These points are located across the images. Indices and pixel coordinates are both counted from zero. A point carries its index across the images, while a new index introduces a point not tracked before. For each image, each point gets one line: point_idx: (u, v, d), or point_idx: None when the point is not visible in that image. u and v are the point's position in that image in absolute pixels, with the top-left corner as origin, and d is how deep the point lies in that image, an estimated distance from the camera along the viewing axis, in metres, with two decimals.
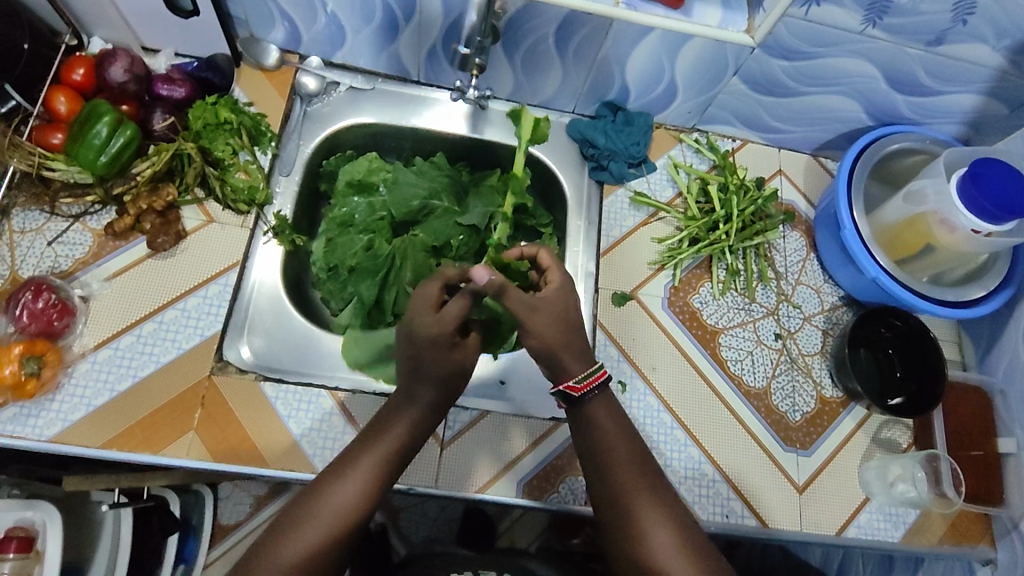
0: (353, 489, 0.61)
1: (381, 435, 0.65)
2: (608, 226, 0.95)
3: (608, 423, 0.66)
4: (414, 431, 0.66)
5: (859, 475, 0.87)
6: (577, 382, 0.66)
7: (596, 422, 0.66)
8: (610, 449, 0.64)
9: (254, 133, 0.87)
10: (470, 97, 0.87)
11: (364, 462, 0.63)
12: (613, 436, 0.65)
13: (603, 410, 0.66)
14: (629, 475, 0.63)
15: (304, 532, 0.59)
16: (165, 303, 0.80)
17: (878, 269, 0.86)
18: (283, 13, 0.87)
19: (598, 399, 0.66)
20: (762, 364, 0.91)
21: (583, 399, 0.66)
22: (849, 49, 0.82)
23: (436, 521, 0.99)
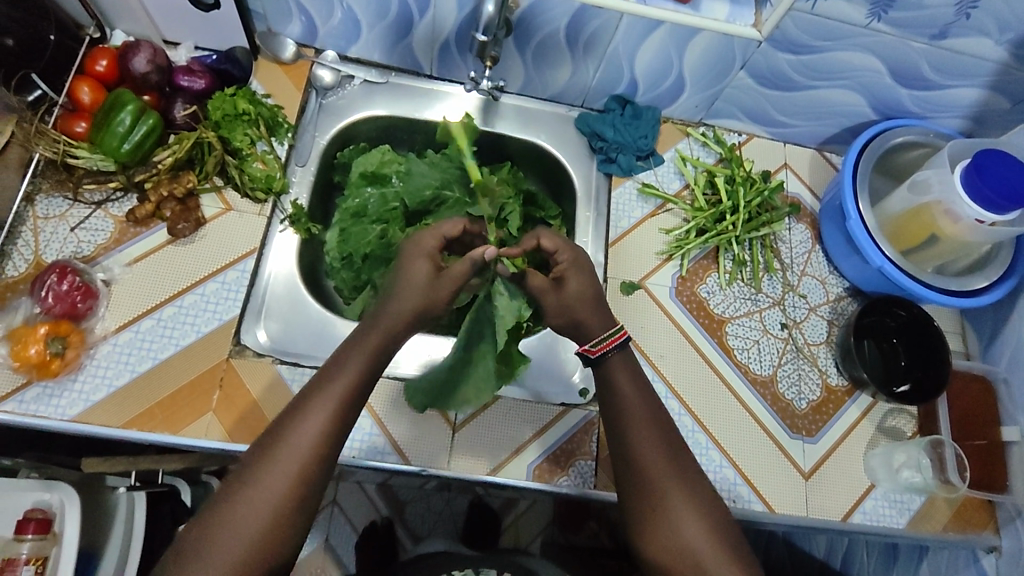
0: (315, 430, 0.61)
1: (335, 375, 0.64)
2: (617, 217, 0.97)
3: (630, 392, 0.68)
4: (366, 368, 0.66)
5: (864, 463, 0.88)
6: (593, 346, 0.70)
7: (618, 387, 0.69)
8: (629, 417, 0.67)
9: (272, 123, 0.89)
10: (483, 88, 0.89)
11: (322, 402, 0.62)
12: (629, 401, 0.68)
13: (624, 377, 0.69)
14: (648, 444, 0.65)
15: (270, 479, 0.59)
16: (184, 287, 0.82)
17: (884, 258, 0.87)
18: (300, 8, 0.89)
19: (615, 362, 0.70)
20: (768, 353, 0.92)
21: (604, 361, 0.70)
22: (855, 43, 0.84)
23: (440, 516, 1.03)
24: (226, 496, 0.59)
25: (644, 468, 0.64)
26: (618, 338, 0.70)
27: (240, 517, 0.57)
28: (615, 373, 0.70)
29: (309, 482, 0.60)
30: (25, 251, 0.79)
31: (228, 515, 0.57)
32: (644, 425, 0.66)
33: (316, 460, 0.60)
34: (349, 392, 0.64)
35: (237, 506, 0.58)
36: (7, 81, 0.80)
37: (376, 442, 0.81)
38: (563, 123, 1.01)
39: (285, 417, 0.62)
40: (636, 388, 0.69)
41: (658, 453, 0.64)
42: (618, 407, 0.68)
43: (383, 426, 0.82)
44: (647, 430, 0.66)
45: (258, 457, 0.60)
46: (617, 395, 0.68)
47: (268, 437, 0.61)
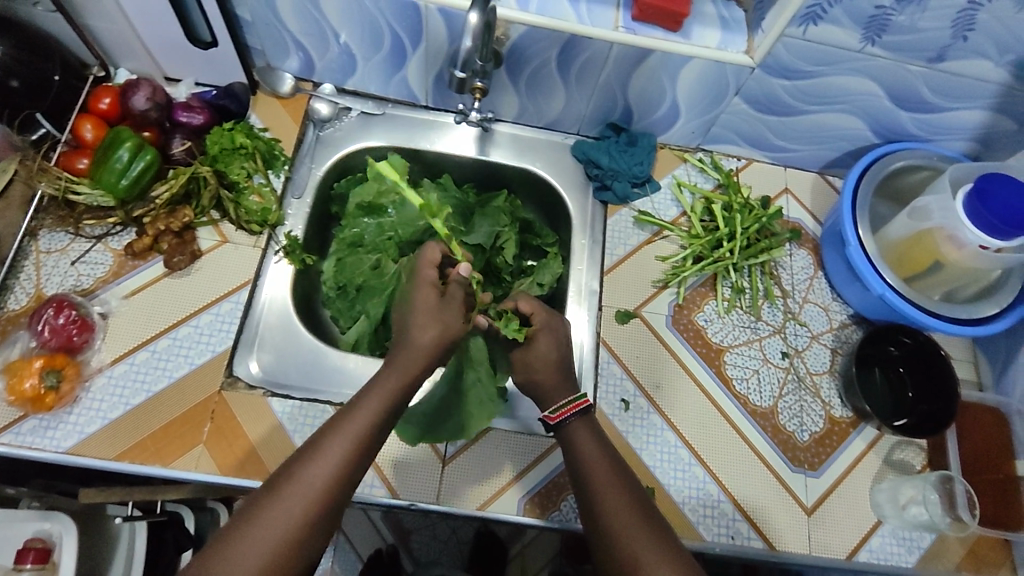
0: (326, 474, 0.61)
1: (351, 419, 0.65)
2: (612, 245, 0.96)
3: (592, 453, 0.72)
4: (383, 414, 0.66)
5: (870, 498, 0.85)
6: (553, 413, 0.76)
7: (579, 448, 0.73)
8: (590, 470, 0.70)
9: (268, 157, 0.91)
10: (472, 119, 0.92)
11: (336, 445, 0.62)
12: (591, 448, 0.72)
13: (583, 429, 0.74)
14: (613, 503, 0.66)
15: (279, 517, 0.58)
16: (179, 320, 0.83)
17: (885, 285, 0.85)
18: (297, 43, 0.91)
19: (575, 425, 0.75)
20: (769, 384, 0.90)
21: (563, 427, 0.75)
22: (850, 68, 0.83)
23: (445, 544, 0.94)
24: (230, 533, 0.57)
25: (613, 526, 0.64)
26: (576, 405, 0.75)
27: (241, 556, 0.56)
28: (578, 434, 0.74)
29: (316, 526, 0.59)
30: (26, 285, 0.81)
31: (229, 553, 0.56)
32: (610, 483, 0.68)
33: (326, 504, 0.60)
34: (365, 438, 0.64)
35: (263, 515, 0.58)
36: (12, 120, 0.84)
37: (363, 477, 0.80)
38: (559, 150, 1.01)
39: (299, 457, 0.62)
40: (600, 449, 0.72)
41: (621, 507, 0.65)
42: (584, 470, 0.70)
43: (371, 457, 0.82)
44: (611, 489, 0.67)
45: (269, 494, 0.59)
46: (582, 458, 0.72)
47: (280, 476, 0.61)
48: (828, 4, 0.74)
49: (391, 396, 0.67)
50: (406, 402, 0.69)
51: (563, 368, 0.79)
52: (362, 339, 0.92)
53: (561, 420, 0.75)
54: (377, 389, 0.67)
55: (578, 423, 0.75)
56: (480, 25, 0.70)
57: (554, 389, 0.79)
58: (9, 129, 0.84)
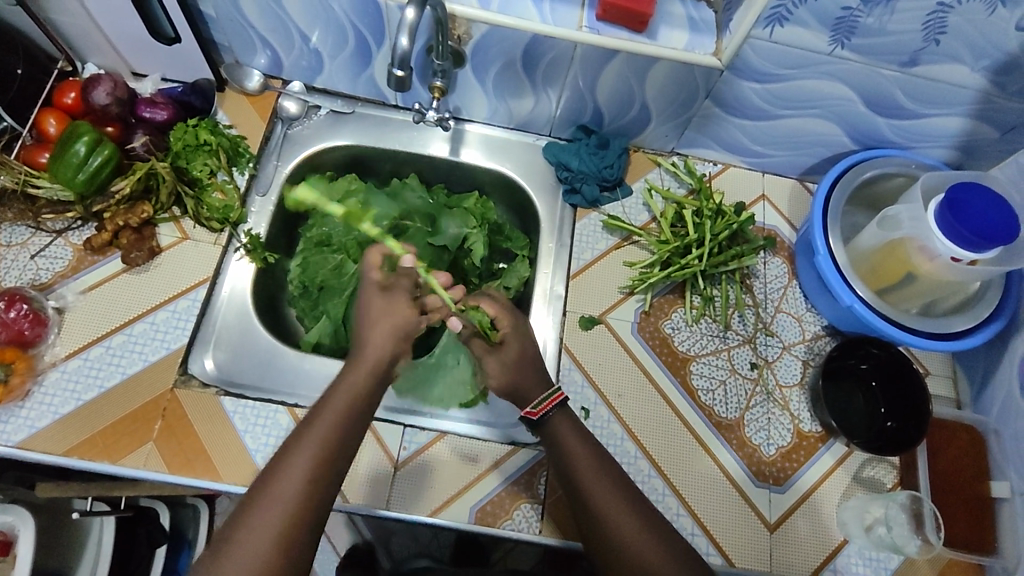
0: (297, 485, 0.57)
1: (317, 424, 0.61)
2: (580, 249, 0.94)
3: (584, 461, 0.69)
4: (346, 420, 0.62)
5: (836, 516, 0.82)
6: (534, 407, 0.73)
7: (566, 447, 0.70)
8: (580, 467, 0.68)
9: (233, 154, 0.90)
10: (430, 120, 0.90)
11: (304, 456, 0.59)
12: (576, 446, 0.70)
13: (567, 424, 0.72)
14: (623, 526, 0.64)
15: (258, 536, 0.55)
16: (135, 316, 0.82)
17: (855, 297, 0.82)
18: (264, 41, 0.91)
19: (557, 419, 0.72)
20: (736, 396, 0.87)
21: (547, 421, 0.72)
22: (821, 71, 0.80)
23: (424, 543, 0.90)
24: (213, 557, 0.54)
25: (628, 550, 0.62)
26: (556, 398, 0.73)
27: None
28: (566, 439, 0.71)
29: (296, 543, 0.56)
30: None
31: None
32: (615, 500, 0.65)
33: (301, 517, 0.56)
34: (333, 446, 0.60)
35: (238, 537, 0.55)
36: None
37: None
38: (530, 151, 1.00)
39: (268, 472, 0.59)
40: (588, 450, 0.70)
41: (617, 505, 0.65)
42: (580, 484, 0.67)
43: None
44: (604, 489, 0.66)
45: (245, 513, 0.56)
46: (575, 469, 0.68)
47: (254, 493, 0.58)
48: (793, 4, 0.72)
49: (350, 401, 0.63)
50: (371, 406, 0.65)
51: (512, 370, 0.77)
52: (323, 337, 0.90)
53: (539, 419, 0.72)
54: (337, 394, 0.63)
55: (563, 420, 0.73)
56: (417, 20, 0.65)
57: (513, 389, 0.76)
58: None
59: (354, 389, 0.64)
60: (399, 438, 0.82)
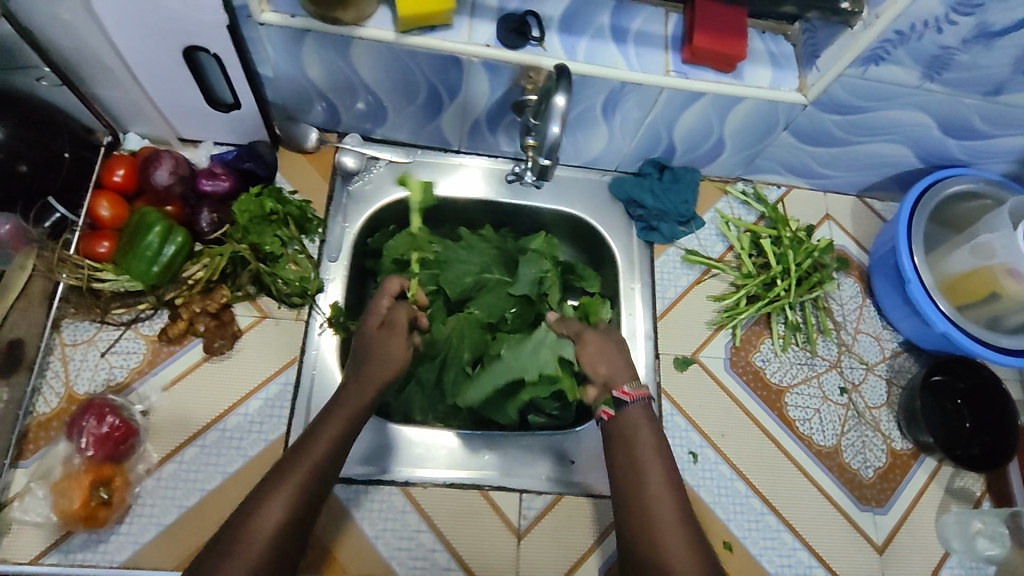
0: (287, 499, 0.58)
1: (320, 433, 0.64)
2: (663, 287, 0.93)
3: (648, 451, 0.66)
4: (336, 443, 0.64)
5: (937, 531, 0.85)
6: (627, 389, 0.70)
7: (635, 445, 0.67)
8: (642, 468, 0.65)
9: (302, 221, 0.85)
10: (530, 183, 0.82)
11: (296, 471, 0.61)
12: (644, 445, 0.67)
13: (643, 420, 0.69)
14: (666, 516, 0.61)
15: (243, 546, 0.56)
16: (226, 409, 0.78)
17: (946, 322, 0.83)
18: (323, 97, 0.85)
19: (632, 413, 0.69)
20: (830, 422, 0.89)
21: (626, 411, 0.69)
22: (904, 103, 0.81)
23: None
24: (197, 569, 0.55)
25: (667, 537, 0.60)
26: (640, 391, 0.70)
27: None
28: (638, 427, 0.69)
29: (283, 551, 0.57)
30: (55, 385, 0.75)
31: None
32: (662, 498, 0.63)
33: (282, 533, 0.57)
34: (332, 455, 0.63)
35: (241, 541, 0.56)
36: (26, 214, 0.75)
37: (440, 560, 0.76)
38: (596, 188, 0.98)
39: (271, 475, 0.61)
40: (657, 457, 0.66)
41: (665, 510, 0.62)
42: (636, 474, 0.65)
43: (444, 539, 0.77)
44: (657, 493, 0.63)
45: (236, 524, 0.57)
46: (634, 457, 0.66)
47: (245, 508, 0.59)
48: (894, 44, 0.71)
49: (349, 419, 0.67)
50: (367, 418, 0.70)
51: (603, 355, 0.75)
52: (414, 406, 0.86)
53: (619, 408, 0.70)
54: (331, 421, 0.66)
55: (638, 412, 0.70)
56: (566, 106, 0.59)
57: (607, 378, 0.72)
58: (24, 220, 0.74)
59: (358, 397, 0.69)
60: (518, 505, 0.79)
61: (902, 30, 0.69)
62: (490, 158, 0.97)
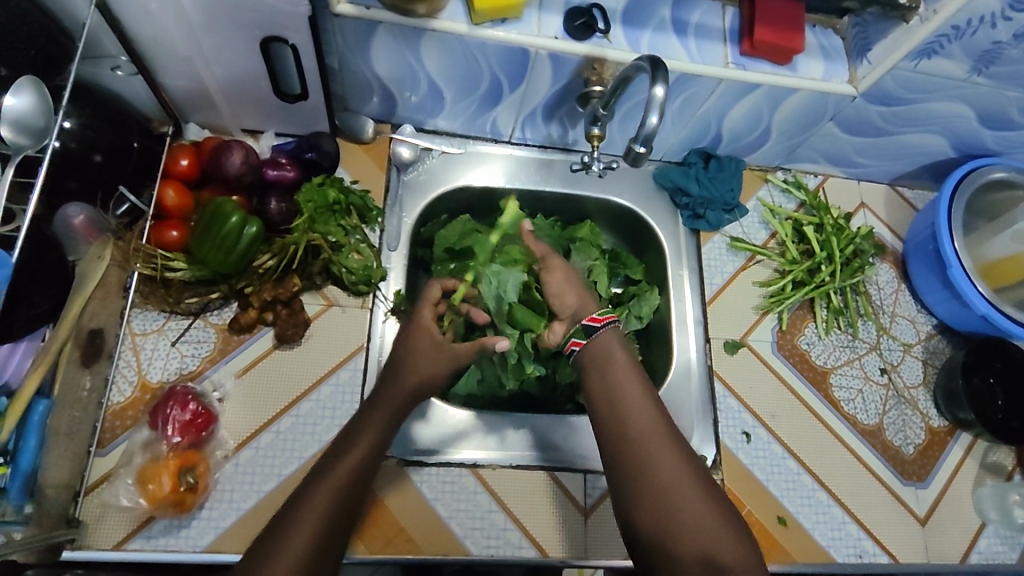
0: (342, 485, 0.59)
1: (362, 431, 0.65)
2: (710, 273, 0.96)
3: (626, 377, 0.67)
4: (381, 438, 0.65)
5: (974, 503, 0.89)
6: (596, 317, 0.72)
7: (614, 373, 0.68)
8: (626, 395, 0.66)
9: (364, 210, 0.86)
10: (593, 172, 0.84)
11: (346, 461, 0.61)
12: (625, 373, 0.68)
13: (618, 347, 0.70)
14: (657, 447, 0.62)
15: (298, 529, 0.55)
16: (299, 395, 0.79)
17: (987, 305, 0.87)
18: (383, 88, 0.86)
19: (606, 338, 0.71)
20: (873, 401, 0.92)
21: (599, 335, 0.71)
22: (948, 95, 0.85)
23: None
24: (256, 560, 0.53)
25: (659, 466, 0.61)
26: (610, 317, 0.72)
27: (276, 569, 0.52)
28: (613, 354, 0.70)
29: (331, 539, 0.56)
30: (128, 373, 0.76)
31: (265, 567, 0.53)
32: (650, 422, 0.64)
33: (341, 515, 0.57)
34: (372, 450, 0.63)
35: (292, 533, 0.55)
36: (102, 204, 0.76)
37: (511, 538, 0.78)
38: (642, 176, 1.00)
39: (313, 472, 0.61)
40: (639, 385, 0.67)
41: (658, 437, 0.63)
42: (619, 403, 0.66)
43: (515, 519, 0.79)
44: (645, 417, 0.64)
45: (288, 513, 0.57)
46: (616, 385, 0.67)
47: (295, 499, 0.58)
48: (949, 39, 0.76)
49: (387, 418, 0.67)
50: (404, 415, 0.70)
51: (571, 282, 0.79)
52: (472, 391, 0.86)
53: (590, 335, 0.71)
54: (372, 417, 0.67)
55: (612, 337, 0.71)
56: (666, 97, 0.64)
57: (576, 305, 0.77)
58: (103, 209, 0.74)
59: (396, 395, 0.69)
60: (583, 485, 0.82)
61: (959, 25, 0.73)
62: (538, 147, 0.98)
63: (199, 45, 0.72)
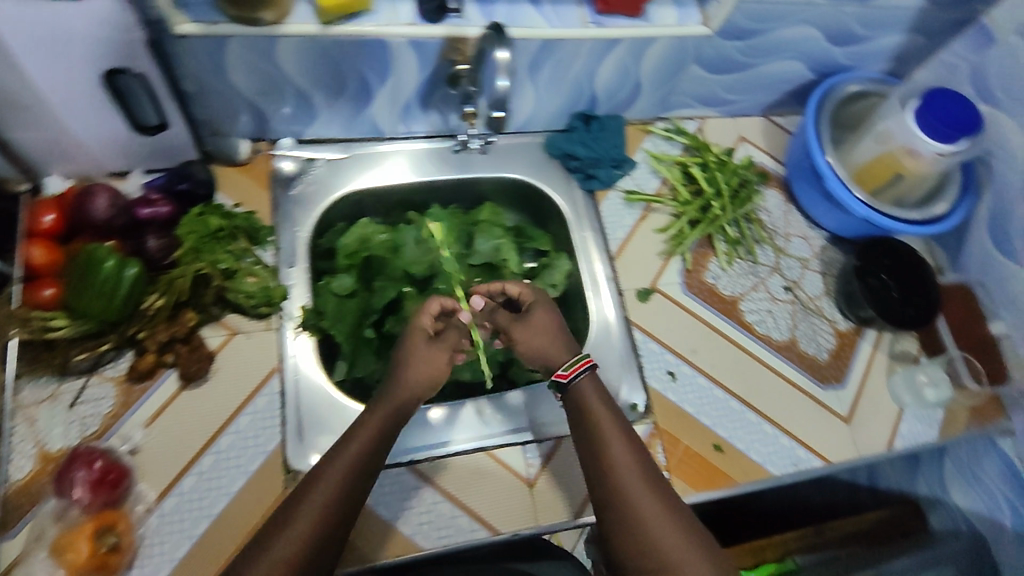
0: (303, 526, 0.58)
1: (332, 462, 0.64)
2: (612, 229, 0.99)
3: (605, 419, 0.70)
4: (354, 462, 0.64)
5: (888, 391, 0.95)
6: (565, 370, 0.75)
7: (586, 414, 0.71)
8: (603, 434, 0.69)
9: (252, 232, 0.83)
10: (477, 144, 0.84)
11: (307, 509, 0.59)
12: (596, 413, 0.71)
13: (591, 393, 0.73)
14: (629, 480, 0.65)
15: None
16: (216, 431, 0.75)
17: (864, 208, 0.93)
18: (251, 105, 0.84)
19: (582, 385, 0.74)
20: (782, 318, 0.97)
21: (573, 385, 0.74)
22: (794, 20, 0.90)
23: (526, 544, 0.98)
24: None
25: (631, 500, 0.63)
26: (583, 363, 0.74)
27: None
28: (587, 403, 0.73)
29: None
30: (25, 448, 0.71)
31: None
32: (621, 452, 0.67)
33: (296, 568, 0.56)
34: (341, 482, 0.63)
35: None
36: None
37: (460, 523, 0.77)
38: (531, 149, 1.01)
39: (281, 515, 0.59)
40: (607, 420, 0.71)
41: (630, 467, 0.66)
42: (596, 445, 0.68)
43: (461, 504, 0.78)
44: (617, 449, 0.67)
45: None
46: (590, 426, 0.70)
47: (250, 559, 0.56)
48: None
49: (358, 446, 0.66)
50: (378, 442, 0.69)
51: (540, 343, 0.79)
52: None
53: (562, 389, 0.74)
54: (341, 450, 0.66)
55: (588, 387, 0.74)
56: None
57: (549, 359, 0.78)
58: None
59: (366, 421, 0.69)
60: (521, 456, 0.82)
61: None
62: (425, 139, 0.98)
63: (38, 90, 0.68)
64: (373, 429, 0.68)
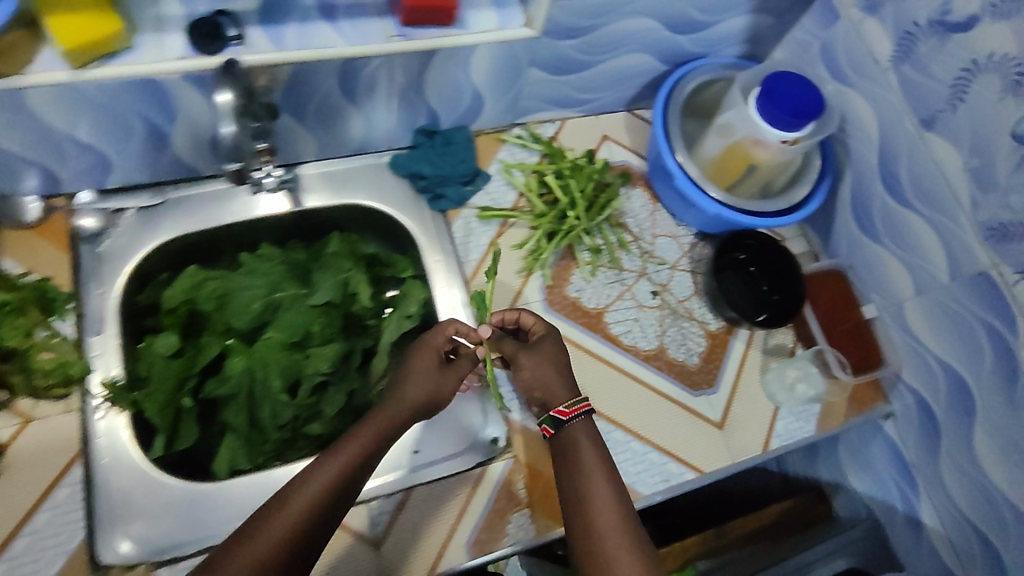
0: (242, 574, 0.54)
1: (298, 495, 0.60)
2: (465, 251, 0.93)
3: (590, 457, 0.68)
4: (325, 496, 0.61)
5: (763, 390, 0.92)
6: (567, 406, 0.71)
7: (580, 454, 0.68)
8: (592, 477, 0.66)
9: (46, 302, 0.73)
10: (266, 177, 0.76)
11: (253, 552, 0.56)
12: (586, 451, 0.68)
13: (581, 435, 0.70)
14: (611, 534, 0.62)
15: None
16: (11, 534, 0.69)
17: (716, 205, 0.89)
18: (28, 161, 0.75)
19: (574, 426, 0.70)
20: (650, 326, 0.92)
21: (569, 425, 0.71)
22: (625, 12, 0.84)
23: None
24: None
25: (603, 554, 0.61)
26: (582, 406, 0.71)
27: None
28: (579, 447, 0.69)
29: None
30: None
31: None
32: (608, 500, 0.65)
33: None
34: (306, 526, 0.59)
35: None
36: None
37: None
38: (375, 171, 0.94)
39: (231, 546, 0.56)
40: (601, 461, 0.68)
41: (611, 515, 0.64)
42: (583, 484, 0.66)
43: None
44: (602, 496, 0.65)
45: None
46: (578, 466, 0.68)
47: None
48: None
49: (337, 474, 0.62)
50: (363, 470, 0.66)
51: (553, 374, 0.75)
52: (237, 455, 0.79)
53: (559, 427, 0.71)
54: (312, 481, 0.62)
55: (581, 428, 0.71)
56: None
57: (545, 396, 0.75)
58: None
59: (352, 452, 0.64)
60: (367, 515, 0.77)
61: None
62: None
63: None
64: (359, 456, 0.64)
